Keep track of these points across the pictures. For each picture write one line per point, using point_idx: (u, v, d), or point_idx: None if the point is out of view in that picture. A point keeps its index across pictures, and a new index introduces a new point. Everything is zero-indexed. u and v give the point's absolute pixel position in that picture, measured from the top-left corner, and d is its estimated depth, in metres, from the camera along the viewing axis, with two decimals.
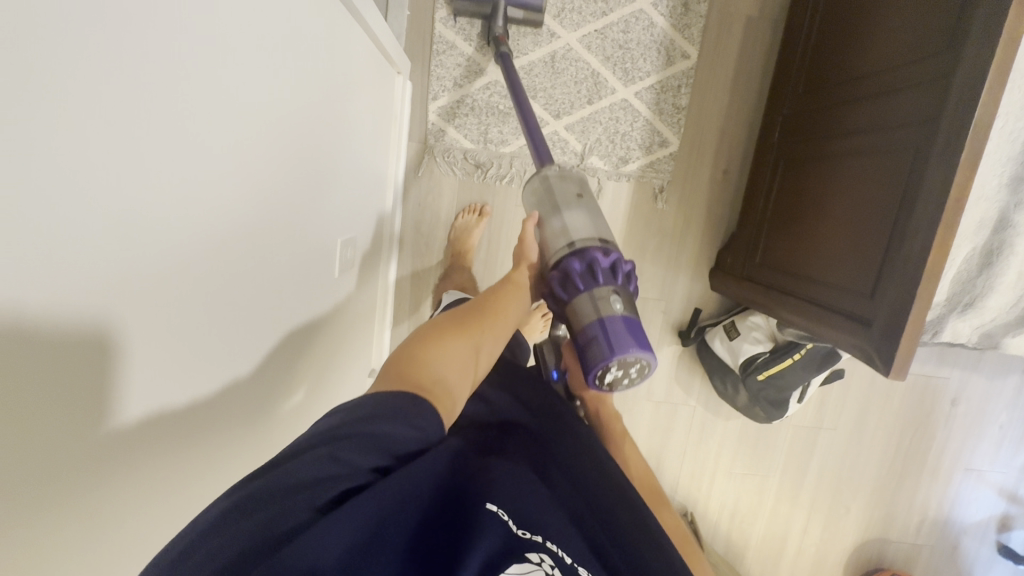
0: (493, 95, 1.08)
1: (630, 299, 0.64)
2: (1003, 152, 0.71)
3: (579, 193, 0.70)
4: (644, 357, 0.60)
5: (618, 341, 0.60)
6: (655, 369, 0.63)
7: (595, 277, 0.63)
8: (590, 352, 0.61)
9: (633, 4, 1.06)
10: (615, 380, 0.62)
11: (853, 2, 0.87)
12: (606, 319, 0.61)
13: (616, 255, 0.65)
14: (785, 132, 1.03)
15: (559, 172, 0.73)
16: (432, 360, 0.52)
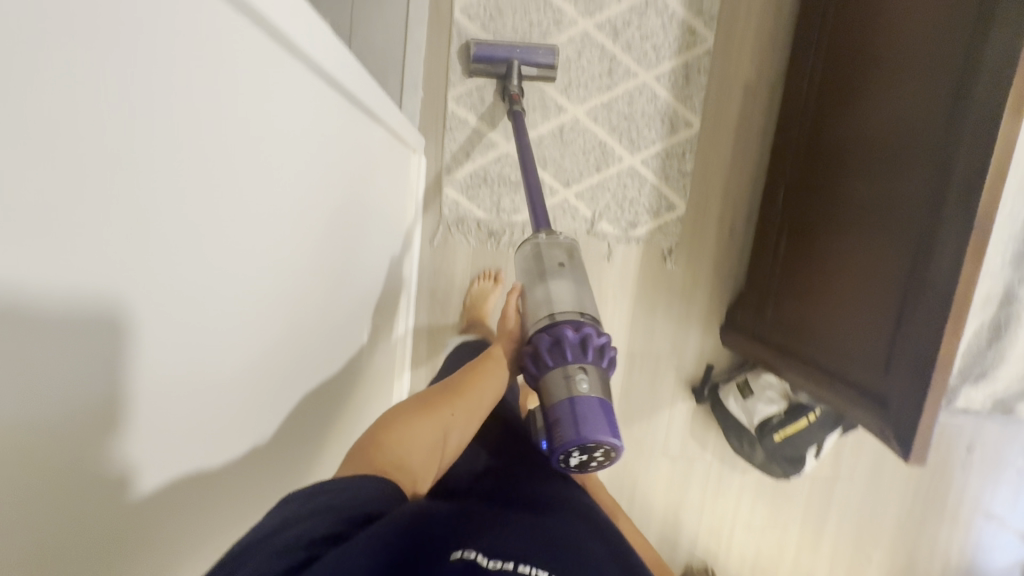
0: (504, 167, 1.11)
1: (601, 375, 0.64)
2: (1004, 232, 0.74)
3: (560, 263, 0.72)
4: (609, 443, 0.60)
5: (580, 425, 0.60)
6: (623, 454, 0.62)
7: (564, 353, 0.64)
8: (556, 432, 0.61)
9: (637, 78, 1.10)
10: (581, 463, 0.62)
11: (854, 72, 0.90)
12: (572, 398, 0.61)
13: (588, 330, 0.65)
14: (790, 193, 1.05)
15: (549, 242, 0.76)
16: (402, 446, 0.55)
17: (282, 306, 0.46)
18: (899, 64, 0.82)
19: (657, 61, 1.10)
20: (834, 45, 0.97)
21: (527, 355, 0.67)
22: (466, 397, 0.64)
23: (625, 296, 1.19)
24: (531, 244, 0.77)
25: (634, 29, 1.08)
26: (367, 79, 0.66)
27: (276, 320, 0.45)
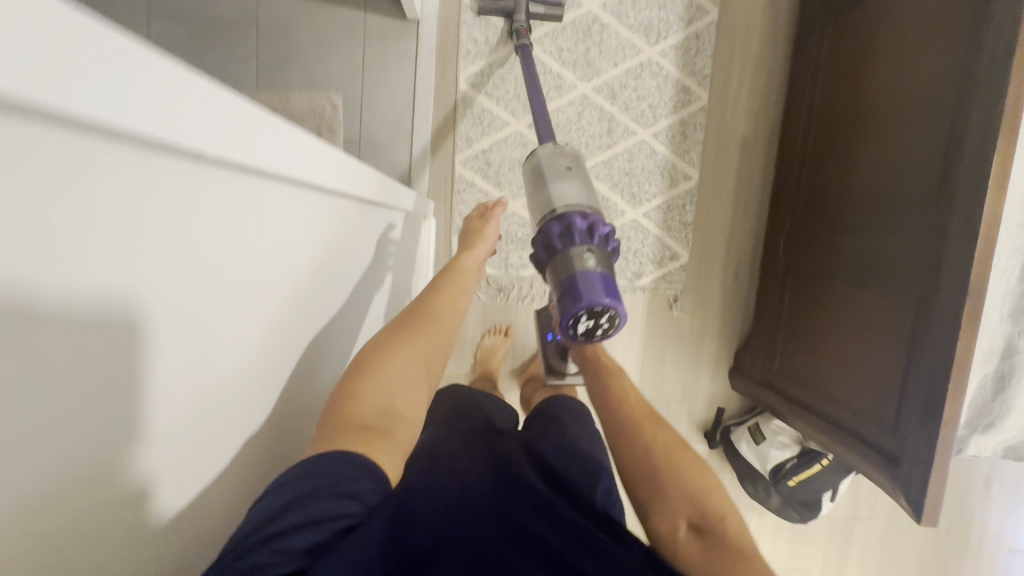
0: (511, 225, 1.16)
1: (604, 256, 0.75)
2: (1000, 287, 0.77)
3: (567, 164, 0.81)
4: (611, 307, 0.72)
5: (586, 291, 0.71)
6: (624, 320, 0.74)
7: (572, 238, 0.75)
8: (565, 302, 0.73)
9: (635, 136, 1.15)
10: (587, 328, 0.74)
11: (842, 128, 0.94)
12: (579, 273, 0.72)
13: (593, 218, 0.76)
14: (788, 241, 1.07)
15: (554, 148, 0.83)
16: (387, 384, 0.56)
17: (279, 372, 0.48)
18: (883, 125, 0.85)
19: (654, 119, 1.14)
20: (824, 102, 0.99)
21: (539, 241, 0.79)
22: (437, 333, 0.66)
23: (634, 343, 1.21)
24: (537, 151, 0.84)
25: (630, 91, 1.13)
26: (370, 168, 0.69)
27: (272, 376, 0.47)
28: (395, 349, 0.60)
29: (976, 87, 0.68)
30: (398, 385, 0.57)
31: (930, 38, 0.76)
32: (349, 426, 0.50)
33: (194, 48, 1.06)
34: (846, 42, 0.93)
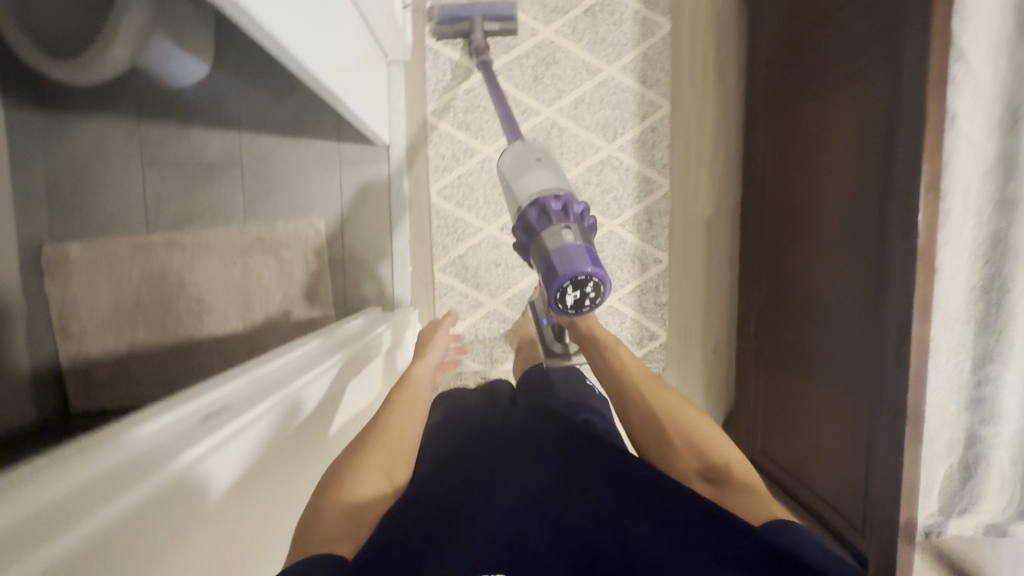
0: (493, 321, 1.21)
1: (581, 231, 0.80)
2: (952, 383, 0.80)
3: (535, 157, 0.89)
4: (593, 274, 0.76)
5: (568, 262, 0.75)
6: (609, 286, 0.78)
7: (549, 219, 0.81)
8: (551, 275, 0.77)
9: (603, 228, 1.20)
10: (575, 299, 0.77)
11: (793, 222, 0.98)
12: (559, 246, 0.77)
13: (566, 199, 0.82)
14: (758, 320, 1.11)
15: (524, 146, 0.92)
16: (353, 483, 0.55)
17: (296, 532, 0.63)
18: (824, 226, 0.89)
19: (621, 209, 1.20)
20: (778, 191, 1.03)
21: (520, 227, 0.85)
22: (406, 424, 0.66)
23: None
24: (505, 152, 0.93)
25: (595, 184, 1.19)
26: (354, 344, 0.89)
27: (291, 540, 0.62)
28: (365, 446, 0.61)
29: (893, 219, 0.72)
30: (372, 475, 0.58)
31: (857, 156, 0.81)
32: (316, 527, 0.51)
33: (186, 189, 1.16)
34: (789, 142, 0.99)
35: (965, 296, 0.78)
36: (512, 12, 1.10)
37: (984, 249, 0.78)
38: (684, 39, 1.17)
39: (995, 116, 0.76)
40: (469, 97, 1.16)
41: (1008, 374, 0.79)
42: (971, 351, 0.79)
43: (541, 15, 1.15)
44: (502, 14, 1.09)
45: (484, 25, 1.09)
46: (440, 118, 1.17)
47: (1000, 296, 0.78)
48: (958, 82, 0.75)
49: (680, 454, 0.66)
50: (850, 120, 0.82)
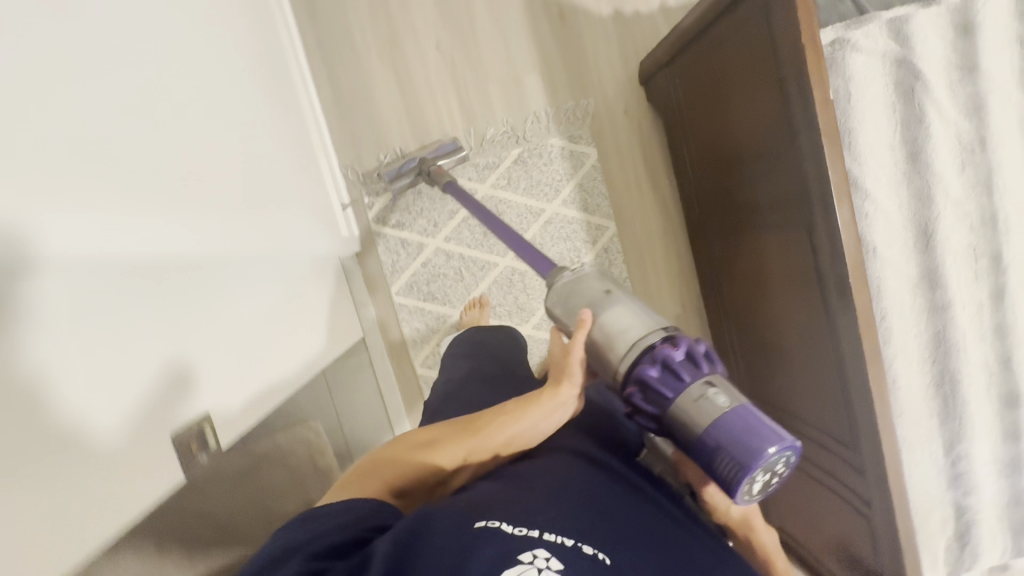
0: None
1: (729, 386, 0.59)
2: (931, 469, 0.89)
3: (605, 290, 0.70)
4: (784, 451, 0.54)
5: (748, 441, 0.54)
6: (799, 455, 0.56)
7: (677, 376, 0.60)
8: (724, 466, 0.55)
9: None
10: (764, 485, 0.56)
11: (755, 331, 1.05)
12: (717, 421, 0.55)
13: (686, 343, 0.62)
14: None
15: (576, 277, 0.74)
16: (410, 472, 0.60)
17: None
18: (783, 344, 0.97)
19: None
20: (735, 303, 1.10)
21: (639, 394, 0.61)
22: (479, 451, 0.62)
23: None
24: (564, 287, 0.75)
25: None
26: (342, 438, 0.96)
27: None
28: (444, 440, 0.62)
29: (845, 361, 0.80)
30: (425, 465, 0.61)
31: (796, 293, 0.88)
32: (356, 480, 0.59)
33: None
34: (736, 259, 1.05)
35: (924, 395, 0.87)
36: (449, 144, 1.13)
37: (930, 351, 0.87)
38: (613, 160, 1.23)
39: (910, 238, 0.84)
40: (428, 268, 1.20)
41: (976, 450, 0.89)
42: (941, 439, 0.88)
43: (476, 175, 1.20)
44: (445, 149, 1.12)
45: (437, 162, 1.11)
46: (406, 296, 1.20)
47: (953, 388, 0.87)
48: (871, 217, 0.83)
49: None
50: (784, 258, 0.89)
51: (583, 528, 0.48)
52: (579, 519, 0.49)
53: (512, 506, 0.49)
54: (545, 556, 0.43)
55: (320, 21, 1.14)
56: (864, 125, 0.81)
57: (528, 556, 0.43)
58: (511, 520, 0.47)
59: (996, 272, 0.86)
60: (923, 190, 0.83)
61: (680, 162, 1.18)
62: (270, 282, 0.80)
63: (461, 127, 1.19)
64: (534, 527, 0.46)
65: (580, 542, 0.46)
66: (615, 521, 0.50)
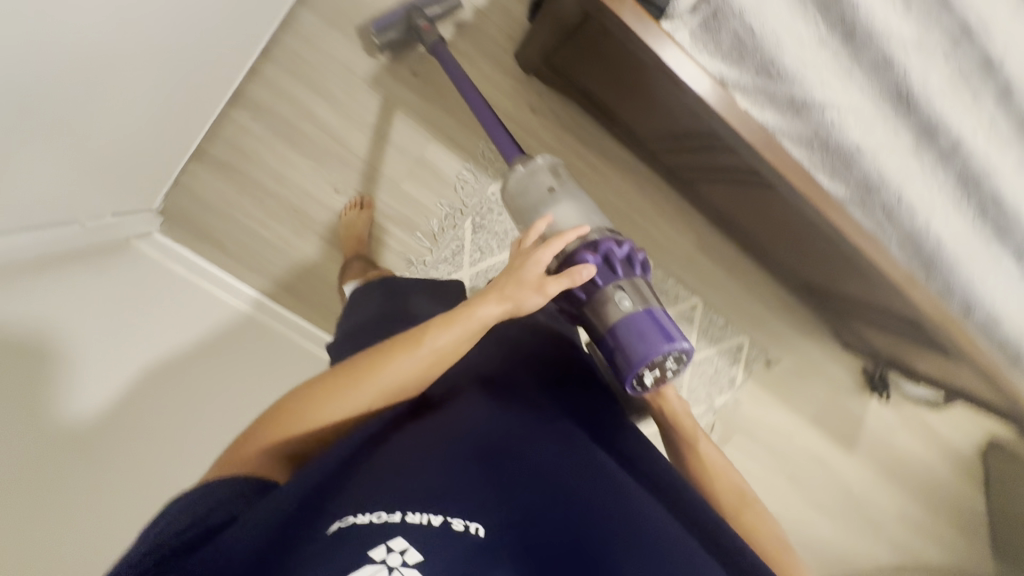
0: None
1: (636, 288, 0.72)
2: (1009, 283, 0.86)
3: (549, 189, 0.81)
4: (670, 350, 0.69)
5: (637, 340, 0.69)
6: (686, 357, 0.73)
7: (591, 278, 0.72)
8: (620, 360, 0.71)
9: None
10: (652, 377, 0.72)
11: (784, 244, 1.02)
12: (616, 325, 0.70)
13: (607, 246, 0.73)
14: (808, 289, 1.19)
15: (527, 170, 0.84)
16: (328, 415, 0.55)
17: None
18: (821, 254, 0.94)
19: None
20: (749, 227, 1.06)
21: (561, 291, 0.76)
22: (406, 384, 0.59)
23: (778, 415, 1.41)
24: (516, 178, 0.85)
25: None
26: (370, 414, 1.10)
27: None
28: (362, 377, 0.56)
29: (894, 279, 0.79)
30: (372, 389, 0.56)
31: (816, 225, 0.84)
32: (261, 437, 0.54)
33: None
34: (728, 198, 0.99)
35: (973, 232, 0.83)
36: None
37: (960, 193, 0.81)
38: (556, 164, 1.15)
39: (887, 113, 0.76)
40: None
41: None
42: (1006, 252, 0.84)
43: (451, 267, 1.17)
44: None
45: (423, 11, 1.00)
46: None
47: (1000, 211, 0.81)
48: (840, 122, 0.74)
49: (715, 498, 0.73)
50: (784, 204, 0.84)
51: (453, 501, 0.49)
52: (454, 491, 0.50)
53: (370, 489, 0.49)
54: (401, 548, 0.44)
55: (232, 249, 1.10)
56: (783, 44, 0.70)
57: (381, 552, 0.43)
58: (369, 507, 0.47)
59: (995, 81, 0.76)
60: (879, 60, 0.72)
61: (635, 147, 1.07)
62: (207, 369, 0.90)
63: (410, 237, 1.16)
64: (393, 511, 0.46)
65: (450, 518, 0.47)
66: (513, 493, 0.52)
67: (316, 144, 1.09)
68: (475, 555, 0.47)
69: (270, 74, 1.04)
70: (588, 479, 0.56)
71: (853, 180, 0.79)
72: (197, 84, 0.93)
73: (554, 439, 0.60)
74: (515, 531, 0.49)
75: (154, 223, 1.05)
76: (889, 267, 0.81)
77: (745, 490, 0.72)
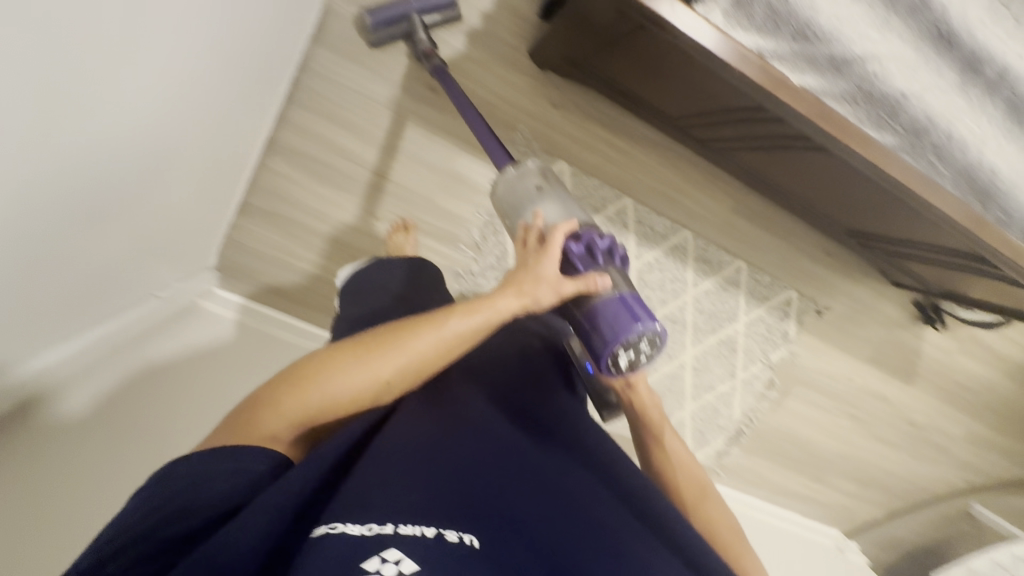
0: (702, 415, 1.37)
1: (617, 276, 0.72)
2: None
3: (538, 189, 0.81)
4: (644, 332, 0.68)
5: (612, 323, 0.68)
6: (661, 341, 0.71)
7: (574, 265, 0.72)
8: (595, 341, 0.69)
9: (688, 300, 1.28)
10: (627, 360, 0.70)
11: (827, 196, 1.02)
12: (596, 307, 0.69)
13: (589, 237, 0.73)
14: (852, 234, 1.19)
15: (517, 171, 0.85)
16: (337, 389, 0.53)
17: None
18: (870, 201, 0.94)
19: (686, 280, 1.27)
20: (788, 184, 1.06)
21: None
22: (417, 370, 0.57)
23: (836, 360, 1.42)
24: (505, 181, 0.85)
25: (657, 293, 1.26)
26: None
27: None
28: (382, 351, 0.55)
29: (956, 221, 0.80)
30: (395, 358, 0.55)
31: (867, 177, 0.84)
32: (266, 397, 0.52)
33: None
34: (765, 161, 0.99)
35: None
36: None
37: (1011, 120, 0.80)
38: (584, 155, 1.16)
39: (928, 54, 0.75)
40: None
41: None
42: None
43: (498, 272, 1.19)
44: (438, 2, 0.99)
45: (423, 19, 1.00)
46: None
47: None
48: (880, 72, 0.74)
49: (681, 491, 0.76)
50: (833, 161, 0.85)
51: (446, 513, 0.47)
52: (447, 504, 0.48)
53: (356, 493, 0.46)
54: (396, 558, 0.40)
55: (288, 290, 1.13)
56: (817, 6, 0.70)
57: (374, 564, 0.40)
58: (359, 515, 0.43)
59: None
60: (914, 3, 0.72)
61: (663, 126, 1.07)
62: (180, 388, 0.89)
63: (454, 251, 1.18)
64: (388, 522, 0.43)
65: (444, 530, 0.45)
66: (502, 509, 0.50)
67: (352, 177, 1.11)
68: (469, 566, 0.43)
69: (297, 117, 1.06)
70: (564, 494, 0.55)
71: (902, 128, 0.79)
72: (236, 136, 0.89)
73: (536, 456, 0.59)
74: (508, 543, 0.48)
75: (212, 279, 1.08)
76: (956, 213, 0.81)
77: (706, 483, 0.77)
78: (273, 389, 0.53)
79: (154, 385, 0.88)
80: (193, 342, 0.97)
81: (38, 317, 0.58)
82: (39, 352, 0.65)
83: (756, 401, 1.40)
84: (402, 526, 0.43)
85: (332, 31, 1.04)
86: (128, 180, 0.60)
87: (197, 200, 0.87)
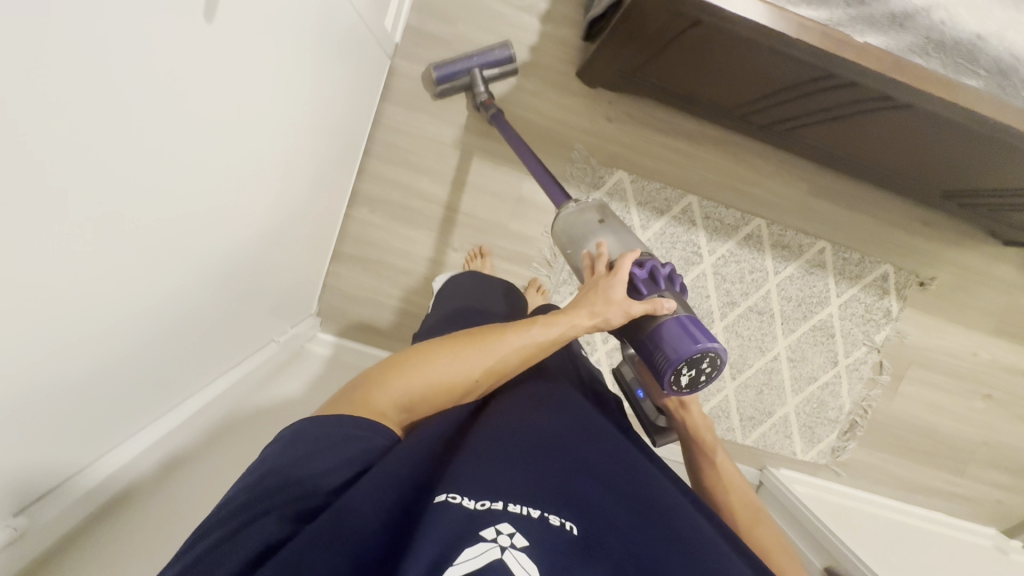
0: (807, 409, 1.30)
1: (677, 299, 0.72)
2: None
3: (600, 222, 0.84)
4: (708, 351, 0.67)
5: (672, 341, 0.67)
6: (724, 362, 0.69)
7: (635, 289, 0.73)
8: (657, 359, 0.69)
9: (771, 288, 1.24)
10: (689, 379, 0.69)
11: (912, 156, 0.98)
12: (657, 327, 0.69)
13: (650, 262, 0.74)
14: (946, 195, 1.12)
15: (577, 207, 0.88)
16: (429, 380, 0.55)
17: None
18: (963, 152, 0.89)
19: (766, 269, 1.23)
20: (863, 152, 1.03)
21: None
22: (496, 376, 0.60)
23: (953, 335, 1.30)
24: (565, 217, 0.89)
25: (736, 285, 1.23)
26: None
27: None
28: (470, 351, 0.58)
29: None
30: (483, 360, 0.58)
31: (952, 123, 0.81)
32: (366, 379, 0.55)
33: None
34: (834, 130, 0.97)
35: None
36: (506, 53, 1.09)
37: None
38: (643, 161, 1.19)
39: None
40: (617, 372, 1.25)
41: None
42: None
43: (572, 285, 1.22)
44: (500, 60, 1.09)
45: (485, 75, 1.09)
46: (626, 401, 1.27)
47: None
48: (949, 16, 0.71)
49: (733, 508, 0.71)
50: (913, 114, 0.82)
51: (546, 497, 0.49)
52: (544, 489, 0.50)
53: (465, 472, 0.49)
54: (509, 531, 0.43)
55: (380, 327, 1.22)
56: None
57: (492, 533, 0.43)
58: (470, 491, 0.46)
59: None
60: None
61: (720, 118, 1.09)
62: (282, 414, 0.93)
63: (528, 270, 1.23)
64: (498, 500, 0.46)
65: (547, 513, 0.47)
66: (593, 499, 0.51)
67: (427, 215, 1.19)
68: (572, 548, 0.45)
69: (375, 168, 1.17)
70: (650, 491, 0.56)
71: (988, 69, 0.75)
72: (324, 189, 1.00)
73: (617, 453, 0.60)
74: (602, 529, 0.49)
75: (313, 321, 1.18)
76: None
77: (760, 504, 0.72)
78: (378, 370, 0.55)
79: (257, 428, 0.88)
80: (292, 373, 1.04)
81: (117, 391, 0.56)
82: (139, 429, 0.64)
83: (867, 389, 1.31)
84: (511, 504, 0.46)
85: (399, 88, 1.15)
86: (206, 228, 0.61)
87: (279, 249, 0.88)
